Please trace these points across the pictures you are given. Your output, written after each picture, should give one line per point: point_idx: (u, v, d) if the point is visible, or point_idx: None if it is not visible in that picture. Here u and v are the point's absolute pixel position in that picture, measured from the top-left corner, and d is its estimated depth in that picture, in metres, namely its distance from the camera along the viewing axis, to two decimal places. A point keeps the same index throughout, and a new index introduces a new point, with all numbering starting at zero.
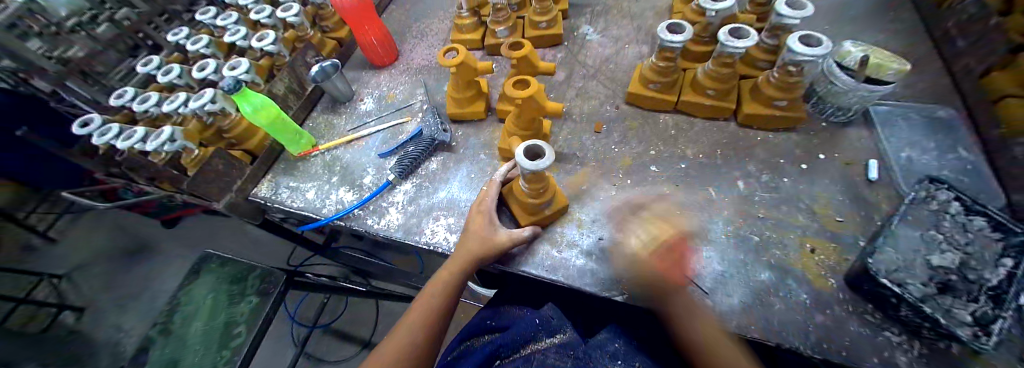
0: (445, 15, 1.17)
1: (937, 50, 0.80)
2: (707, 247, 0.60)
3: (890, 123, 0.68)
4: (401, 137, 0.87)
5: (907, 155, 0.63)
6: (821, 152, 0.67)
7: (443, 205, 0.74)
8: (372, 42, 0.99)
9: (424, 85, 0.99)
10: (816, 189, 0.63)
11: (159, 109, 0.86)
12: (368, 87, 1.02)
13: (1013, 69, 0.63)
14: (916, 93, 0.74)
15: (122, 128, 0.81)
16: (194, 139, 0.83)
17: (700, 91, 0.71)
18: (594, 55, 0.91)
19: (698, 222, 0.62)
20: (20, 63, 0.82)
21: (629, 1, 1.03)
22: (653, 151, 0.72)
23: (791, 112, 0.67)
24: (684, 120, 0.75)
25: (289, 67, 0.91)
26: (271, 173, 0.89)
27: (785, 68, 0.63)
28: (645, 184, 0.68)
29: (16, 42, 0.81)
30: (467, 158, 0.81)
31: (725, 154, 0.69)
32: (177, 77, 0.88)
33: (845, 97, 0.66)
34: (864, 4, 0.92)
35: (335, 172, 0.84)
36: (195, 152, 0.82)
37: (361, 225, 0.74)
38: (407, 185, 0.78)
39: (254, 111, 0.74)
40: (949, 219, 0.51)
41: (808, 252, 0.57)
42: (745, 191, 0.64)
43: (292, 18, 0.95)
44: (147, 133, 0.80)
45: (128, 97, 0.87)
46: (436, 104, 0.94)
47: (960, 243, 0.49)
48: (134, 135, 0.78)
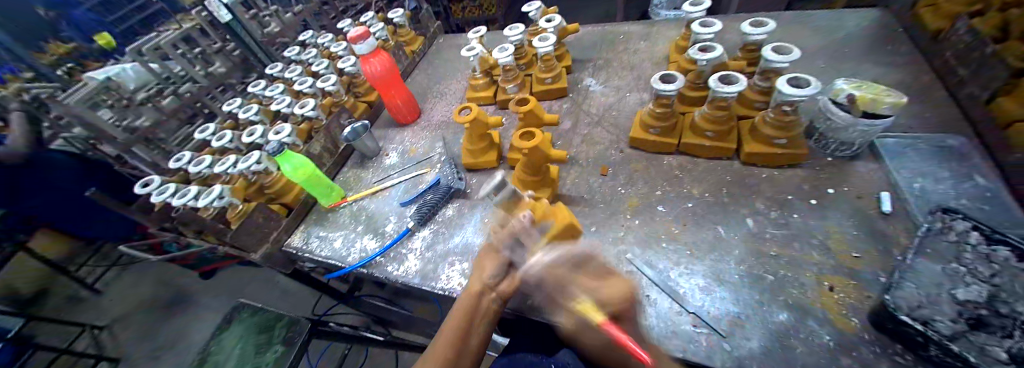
0: (462, 76, 1.30)
1: (939, 80, 0.81)
2: (721, 287, 0.59)
3: (897, 155, 0.68)
4: (421, 187, 0.94)
5: (921, 185, 0.63)
6: (830, 186, 0.67)
7: (458, 250, 0.77)
8: (397, 104, 1.10)
9: (443, 139, 1.07)
10: (827, 224, 0.62)
11: (211, 170, 0.97)
12: (392, 143, 1.11)
13: (1018, 95, 0.63)
14: (923, 124, 0.74)
15: (178, 188, 0.93)
16: (239, 194, 0.94)
17: (700, 133, 0.74)
18: (597, 104, 0.98)
19: (709, 262, 0.63)
20: (94, 131, 0.93)
21: (627, 54, 1.11)
22: (659, 191, 0.74)
23: (794, 149, 0.68)
24: (688, 161, 0.77)
25: (324, 129, 1.03)
26: (304, 224, 0.97)
27: (779, 108, 0.66)
28: (652, 225, 0.70)
29: (92, 113, 0.92)
30: (480, 203, 0.86)
31: (732, 192, 0.70)
32: (229, 142, 1.00)
33: (846, 132, 0.68)
34: (858, 43, 0.95)
35: (360, 221, 0.91)
36: (240, 206, 0.92)
37: (382, 272, 0.78)
38: (425, 231, 0.83)
39: (293, 169, 0.83)
40: (971, 250, 0.51)
41: (827, 290, 0.55)
42: (755, 228, 0.64)
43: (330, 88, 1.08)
44: (199, 192, 0.90)
45: (185, 160, 0.99)
46: (453, 155, 1.01)
47: (985, 275, 0.49)
48: (189, 194, 0.88)
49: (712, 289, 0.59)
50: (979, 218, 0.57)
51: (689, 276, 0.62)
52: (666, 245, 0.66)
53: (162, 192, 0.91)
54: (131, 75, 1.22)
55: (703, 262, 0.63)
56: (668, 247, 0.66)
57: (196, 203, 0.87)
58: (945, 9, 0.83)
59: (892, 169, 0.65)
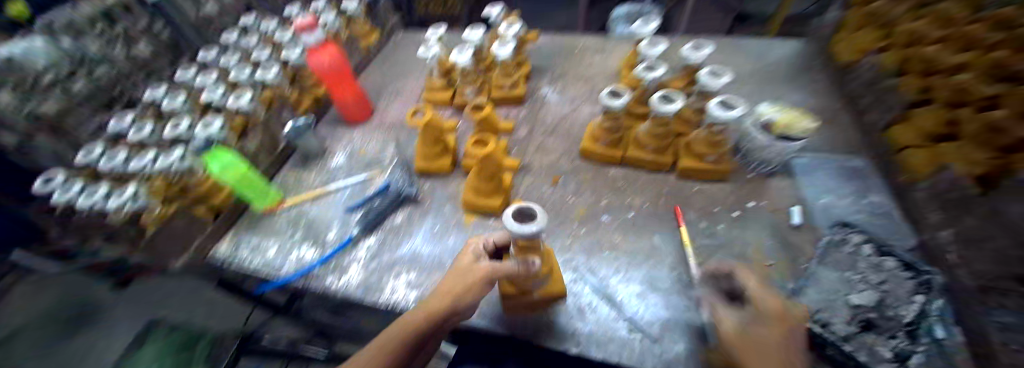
0: (419, 76, 1.26)
1: (849, 107, 0.92)
2: (656, 292, 0.64)
3: (809, 173, 0.76)
4: (369, 191, 0.90)
5: (826, 201, 0.70)
6: (751, 200, 0.73)
7: (405, 260, 0.75)
8: (349, 103, 1.06)
9: (396, 142, 1.04)
10: (748, 236, 0.68)
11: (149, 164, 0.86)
12: (341, 144, 1.06)
13: (910, 124, 0.75)
14: (830, 145, 0.84)
15: (112, 188, 0.81)
16: (159, 195, 0.82)
17: (643, 147, 0.80)
18: (552, 114, 1.03)
19: (644, 271, 0.67)
20: None
21: (582, 66, 1.18)
22: (604, 201, 0.79)
23: (718, 166, 0.74)
24: (632, 173, 0.82)
25: (260, 124, 1.01)
26: (234, 229, 0.89)
27: (711, 129, 0.72)
28: (598, 232, 0.74)
29: None
30: (432, 211, 0.84)
31: (668, 203, 0.76)
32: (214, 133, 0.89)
33: (765, 153, 0.73)
34: (786, 67, 1.05)
35: (298, 228, 0.86)
36: (158, 209, 0.82)
37: (320, 284, 0.73)
38: (370, 240, 0.79)
39: (221, 168, 0.83)
40: (864, 260, 0.59)
41: None
42: (686, 238, 0.70)
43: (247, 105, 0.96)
44: (109, 190, 0.81)
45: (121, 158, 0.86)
46: (405, 158, 0.98)
47: (875, 282, 0.56)
48: (72, 188, 0.79)
49: (646, 294, 0.64)
50: (876, 231, 0.67)
51: (626, 283, 0.66)
52: (607, 254, 0.70)
53: (73, 196, 0.78)
54: None
55: (642, 269, 0.67)
56: (608, 255, 0.70)
57: (107, 205, 0.78)
58: (859, 43, 0.93)
59: (804, 185, 0.73)
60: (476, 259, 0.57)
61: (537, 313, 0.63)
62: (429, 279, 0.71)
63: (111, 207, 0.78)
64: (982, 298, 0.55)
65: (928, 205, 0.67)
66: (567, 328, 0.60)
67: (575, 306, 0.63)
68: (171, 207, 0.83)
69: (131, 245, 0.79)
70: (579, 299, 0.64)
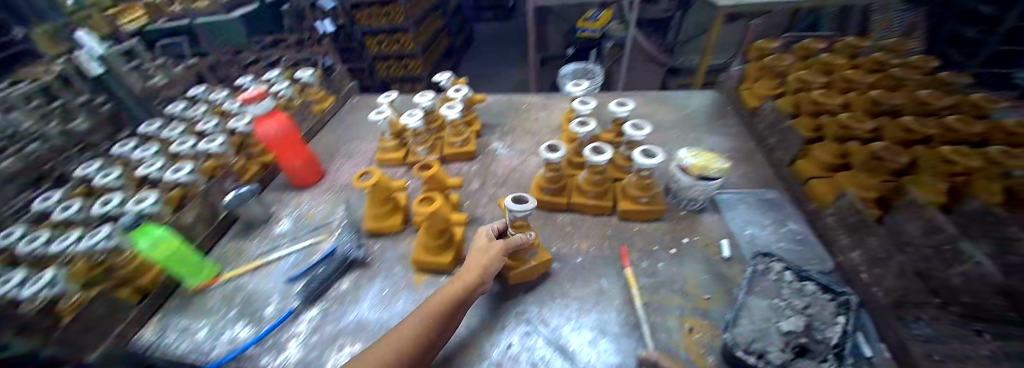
0: (373, 137, 1.29)
1: (760, 147, 1.03)
2: (606, 337, 0.64)
3: (733, 207, 0.83)
4: (315, 257, 0.87)
5: (750, 232, 0.77)
6: (685, 236, 0.78)
7: (350, 329, 0.71)
8: (295, 166, 1.05)
9: (346, 202, 1.03)
10: (686, 271, 0.71)
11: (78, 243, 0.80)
12: (287, 208, 1.04)
13: (813, 158, 0.85)
14: (749, 180, 0.93)
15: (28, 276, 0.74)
16: (80, 277, 0.74)
17: (584, 193, 0.85)
18: (503, 166, 1.08)
19: (594, 317, 0.67)
20: None
21: (530, 121, 1.26)
22: (553, 248, 0.80)
23: (653, 206, 0.80)
24: (577, 218, 0.86)
25: (202, 195, 0.95)
26: (161, 313, 0.83)
27: (640, 174, 0.79)
28: (548, 280, 0.75)
29: None
30: (381, 273, 0.82)
31: (611, 245, 0.79)
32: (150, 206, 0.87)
33: (690, 192, 0.80)
34: (707, 112, 1.18)
35: (233, 304, 0.80)
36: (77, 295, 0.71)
37: (253, 365, 0.67)
38: (313, 310, 0.75)
39: (151, 246, 0.76)
40: (788, 286, 0.63)
41: (687, 331, 0.63)
42: (631, 278, 0.72)
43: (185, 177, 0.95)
44: (25, 278, 0.73)
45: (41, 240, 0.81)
46: (355, 219, 0.96)
47: (801, 307, 0.59)
48: None
49: (597, 341, 0.64)
50: (796, 259, 0.73)
51: (577, 331, 0.66)
52: (559, 301, 0.71)
53: None
54: None
55: (591, 315, 0.68)
56: (560, 303, 0.71)
57: (19, 293, 0.69)
58: (757, 92, 1.08)
59: (730, 219, 0.79)
60: (492, 238, 0.70)
61: None
62: None
63: (25, 294, 0.69)
64: (900, 313, 0.59)
65: (838, 230, 0.73)
66: None
67: (529, 361, 0.62)
68: (92, 291, 0.73)
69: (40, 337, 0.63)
70: (532, 354, 0.63)
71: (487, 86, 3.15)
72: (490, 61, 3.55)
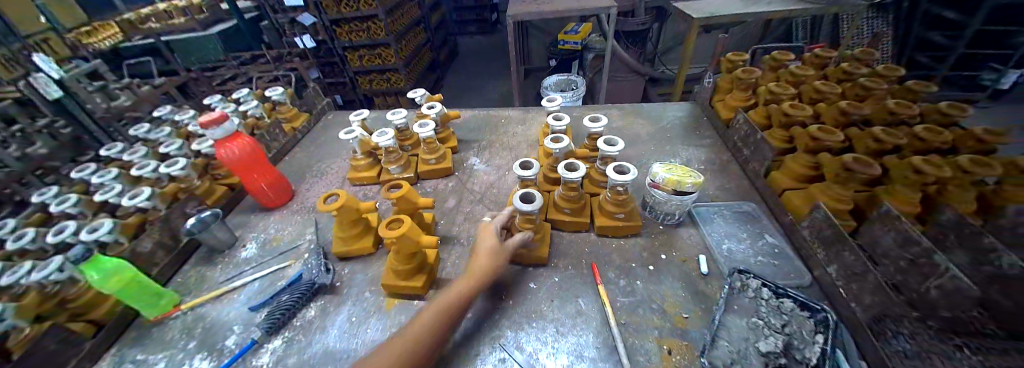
0: (347, 155, 1.26)
1: (733, 157, 1.02)
2: (583, 362, 0.61)
3: (710, 221, 0.82)
4: (280, 283, 0.83)
5: (728, 246, 0.76)
6: (663, 252, 0.76)
7: (315, 360, 0.67)
8: (262, 188, 1.01)
9: (316, 224, 0.99)
10: (663, 288, 0.70)
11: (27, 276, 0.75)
12: (254, 231, 1.00)
13: (787, 169, 0.85)
14: (727, 190, 0.92)
15: None
16: (29, 313, 0.71)
17: (560, 210, 0.83)
18: (479, 182, 1.06)
19: (572, 340, 0.65)
20: None
21: (508, 136, 1.25)
22: (530, 267, 0.79)
23: (629, 221, 0.78)
24: (555, 234, 0.84)
25: (162, 220, 0.91)
26: (117, 345, 0.78)
27: (614, 189, 0.78)
28: (524, 303, 0.72)
29: None
30: (350, 298, 0.78)
31: (589, 262, 0.77)
32: (104, 233, 0.82)
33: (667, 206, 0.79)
34: (683, 123, 1.19)
35: (193, 336, 0.76)
36: (27, 330, 0.69)
37: None
38: (276, 341, 0.71)
39: (102, 279, 0.70)
40: (766, 304, 0.62)
41: (666, 353, 0.60)
42: (608, 298, 0.70)
43: (144, 202, 0.91)
44: None
45: None
46: (324, 241, 0.93)
47: (779, 326, 0.58)
48: None
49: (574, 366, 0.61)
50: (773, 273, 0.71)
51: (554, 355, 0.63)
52: (535, 324, 0.68)
53: None
54: None
55: (567, 338, 0.65)
56: (536, 326, 0.68)
57: None
58: (730, 103, 1.09)
59: (707, 233, 0.78)
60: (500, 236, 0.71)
61: None
62: None
63: None
64: (879, 329, 0.58)
65: (812, 242, 0.71)
66: None
67: None
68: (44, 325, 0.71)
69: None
70: None
71: (472, 99, 3.15)
72: (474, 74, 3.56)
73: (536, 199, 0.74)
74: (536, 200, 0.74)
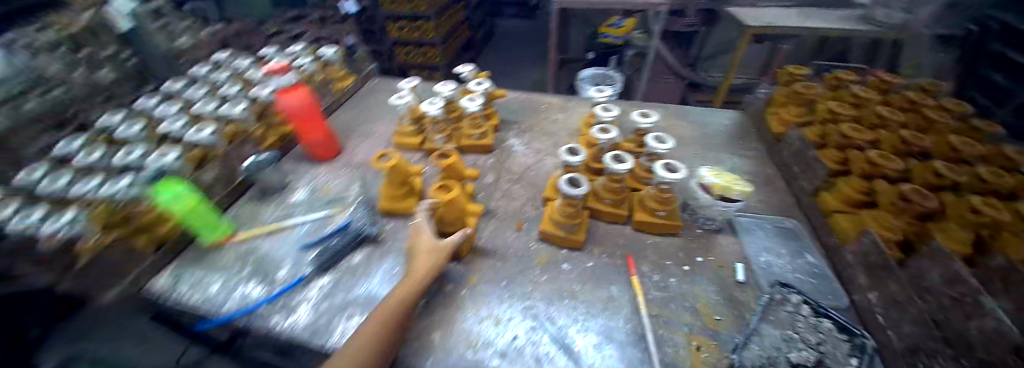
0: (391, 119, 1.30)
1: (780, 174, 1.01)
2: (613, 344, 0.64)
3: (749, 231, 0.83)
4: (327, 230, 0.88)
5: (766, 258, 0.76)
6: (699, 254, 0.78)
7: (358, 302, 0.72)
8: (315, 140, 1.06)
9: (361, 180, 1.03)
10: (697, 288, 0.71)
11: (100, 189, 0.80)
12: (303, 179, 1.05)
13: (835, 191, 0.84)
14: (768, 204, 0.92)
15: (49, 212, 0.73)
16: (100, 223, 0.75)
17: (601, 200, 0.84)
18: (518, 163, 1.08)
19: (603, 322, 0.67)
20: None
21: (548, 121, 1.26)
22: (566, 250, 0.81)
23: (669, 219, 0.80)
24: (592, 222, 0.86)
25: (221, 158, 0.97)
26: (175, 263, 0.85)
27: (659, 187, 0.79)
28: (557, 282, 0.75)
29: None
30: (392, 252, 0.82)
31: (625, 254, 0.79)
32: (173, 161, 0.87)
33: (709, 210, 0.80)
34: (729, 132, 1.17)
35: (246, 265, 0.82)
36: (98, 238, 0.74)
37: (263, 326, 0.68)
38: (323, 280, 0.76)
39: (173, 198, 0.80)
40: (804, 320, 0.63)
41: (696, 349, 0.62)
42: (640, 290, 0.72)
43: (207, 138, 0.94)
44: (46, 215, 0.72)
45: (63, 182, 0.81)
46: (369, 198, 0.97)
47: (814, 342, 0.59)
48: (5, 208, 0.71)
49: (603, 346, 0.64)
50: (809, 290, 0.72)
51: (585, 333, 0.66)
52: (567, 303, 0.71)
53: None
54: None
55: (598, 319, 0.68)
56: (568, 305, 0.70)
57: (39, 230, 0.69)
58: (783, 118, 1.07)
59: (745, 243, 0.79)
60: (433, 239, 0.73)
61: (494, 361, 0.61)
62: None
63: (44, 232, 0.69)
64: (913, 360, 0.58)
65: (854, 266, 0.71)
66: None
67: (533, 356, 0.62)
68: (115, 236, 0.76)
69: (58, 273, 0.69)
70: (536, 348, 0.63)
71: (503, 82, 3.14)
72: (508, 58, 3.53)
73: (584, 183, 0.77)
74: (584, 185, 0.76)
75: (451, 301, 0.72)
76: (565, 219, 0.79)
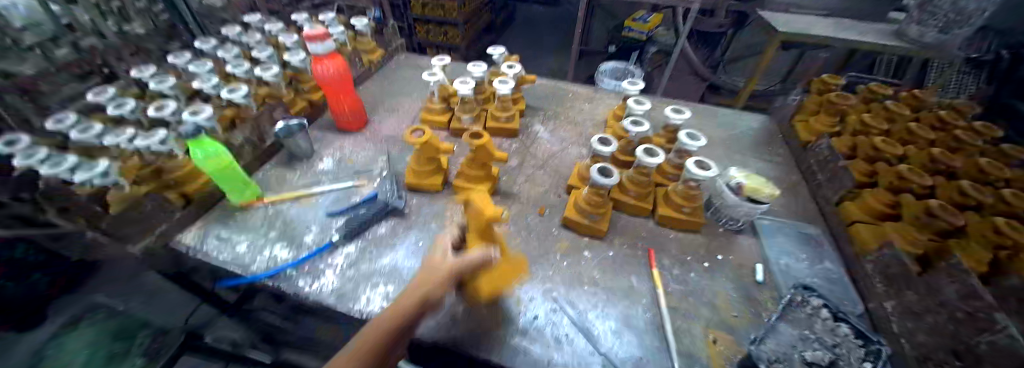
0: (417, 96, 1.30)
1: (805, 180, 1.01)
2: (630, 331, 0.66)
3: (770, 234, 0.84)
4: (355, 199, 0.90)
5: (786, 262, 0.78)
6: (720, 253, 0.79)
7: (384, 272, 0.74)
8: (344, 110, 1.07)
9: (387, 154, 1.05)
10: (716, 284, 0.73)
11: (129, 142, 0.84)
12: (330, 148, 1.06)
13: (861, 203, 0.84)
14: (790, 211, 0.93)
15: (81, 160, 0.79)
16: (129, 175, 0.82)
17: (626, 192, 0.85)
18: (543, 149, 1.08)
19: (621, 309, 0.69)
20: None
21: (573, 111, 1.26)
22: (587, 238, 0.82)
23: (693, 216, 0.81)
24: (615, 213, 0.87)
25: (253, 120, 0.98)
26: (201, 221, 0.87)
27: (687, 184, 0.79)
28: (578, 267, 0.76)
29: None
30: (417, 225, 0.84)
31: (646, 246, 0.80)
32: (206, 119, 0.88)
33: (734, 211, 0.81)
34: (754, 136, 1.17)
35: (274, 227, 0.84)
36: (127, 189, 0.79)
37: (292, 287, 0.71)
38: (350, 248, 0.78)
39: (204, 157, 0.78)
40: (822, 322, 0.64)
41: (711, 342, 0.64)
42: (660, 283, 0.73)
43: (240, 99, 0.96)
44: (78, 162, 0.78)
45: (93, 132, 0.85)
46: (395, 172, 0.99)
47: (830, 344, 0.61)
48: (38, 154, 0.77)
49: (622, 332, 0.66)
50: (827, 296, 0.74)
51: (603, 318, 0.68)
52: (587, 288, 0.72)
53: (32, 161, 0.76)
54: (20, 11, 1.04)
55: (616, 307, 0.69)
56: (588, 290, 0.72)
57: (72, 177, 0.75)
58: (814, 127, 1.06)
59: (766, 245, 0.80)
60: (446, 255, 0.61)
61: (514, 338, 0.64)
62: None
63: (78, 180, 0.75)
64: None
65: (873, 277, 0.73)
66: (540, 357, 0.61)
67: (553, 336, 0.64)
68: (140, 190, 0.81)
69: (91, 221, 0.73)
70: (556, 329, 0.65)
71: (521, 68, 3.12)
72: (527, 44, 3.49)
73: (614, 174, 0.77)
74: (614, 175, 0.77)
75: None
76: (591, 208, 0.79)
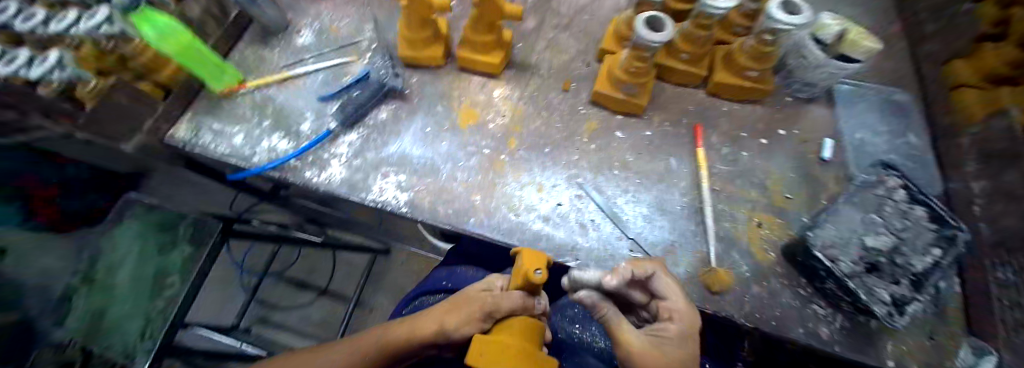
0: None
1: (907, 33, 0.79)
2: (665, 216, 0.60)
3: (848, 103, 0.68)
4: (345, 79, 0.78)
5: (861, 136, 0.65)
6: (782, 128, 0.67)
7: (393, 161, 0.67)
8: None
9: (374, 21, 0.86)
10: (771, 165, 0.63)
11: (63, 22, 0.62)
12: (307, 17, 0.88)
13: (975, 59, 0.65)
14: (877, 73, 0.75)
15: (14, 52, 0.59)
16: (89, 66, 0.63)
17: (675, 55, 0.67)
18: (566, 3, 0.86)
19: (655, 192, 0.62)
20: None
21: None
22: (620, 116, 0.70)
23: (757, 83, 0.65)
24: (657, 84, 0.71)
25: None
26: (190, 112, 0.74)
27: (761, 37, 0.58)
28: (608, 150, 0.66)
29: None
30: (422, 109, 0.73)
31: (692, 123, 0.68)
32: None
33: (812, 72, 0.63)
34: None
35: (266, 115, 0.74)
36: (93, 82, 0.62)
37: (300, 179, 0.65)
38: (352, 135, 0.70)
39: (160, 36, 0.62)
40: (892, 205, 0.53)
41: (755, 226, 0.58)
42: (705, 165, 0.63)
43: None
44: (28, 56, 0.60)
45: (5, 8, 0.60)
46: (387, 44, 0.83)
47: (897, 228, 0.51)
48: None
49: (653, 218, 0.60)
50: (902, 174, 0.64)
51: (634, 203, 0.61)
52: (617, 172, 0.64)
53: None
54: None
55: (650, 191, 0.62)
56: (618, 174, 0.64)
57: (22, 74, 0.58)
58: None
59: (841, 116, 0.67)
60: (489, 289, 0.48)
61: (536, 225, 0.59)
62: (422, 183, 0.64)
63: (31, 77, 0.58)
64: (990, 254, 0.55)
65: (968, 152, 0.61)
66: (567, 242, 0.58)
67: (579, 221, 0.60)
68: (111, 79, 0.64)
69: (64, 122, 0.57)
70: (584, 215, 0.60)
71: None
72: None
73: (666, 29, 0.58)
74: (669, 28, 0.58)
75: (490, 162, 0.66)
76: (628, 78, 0.63)
